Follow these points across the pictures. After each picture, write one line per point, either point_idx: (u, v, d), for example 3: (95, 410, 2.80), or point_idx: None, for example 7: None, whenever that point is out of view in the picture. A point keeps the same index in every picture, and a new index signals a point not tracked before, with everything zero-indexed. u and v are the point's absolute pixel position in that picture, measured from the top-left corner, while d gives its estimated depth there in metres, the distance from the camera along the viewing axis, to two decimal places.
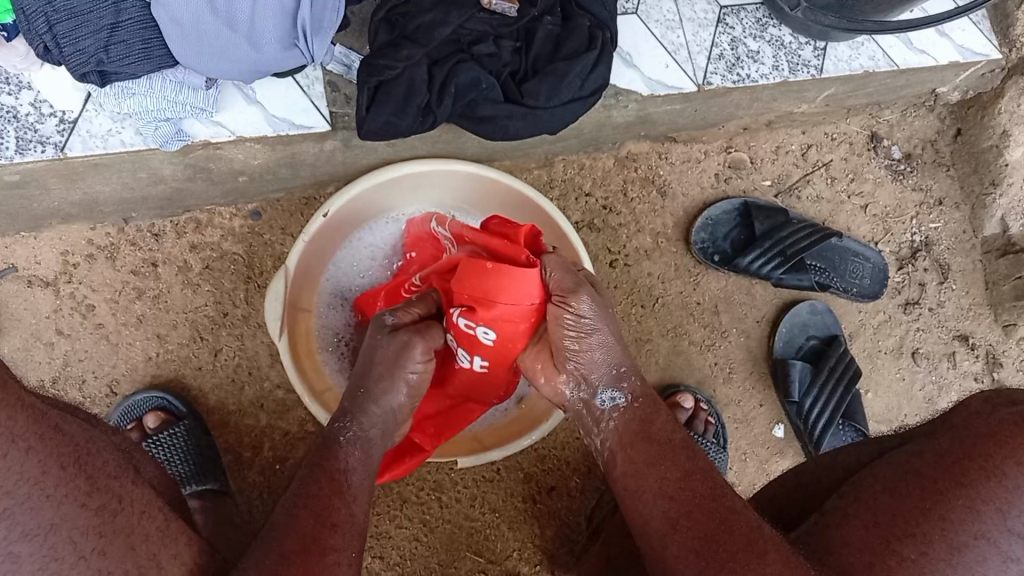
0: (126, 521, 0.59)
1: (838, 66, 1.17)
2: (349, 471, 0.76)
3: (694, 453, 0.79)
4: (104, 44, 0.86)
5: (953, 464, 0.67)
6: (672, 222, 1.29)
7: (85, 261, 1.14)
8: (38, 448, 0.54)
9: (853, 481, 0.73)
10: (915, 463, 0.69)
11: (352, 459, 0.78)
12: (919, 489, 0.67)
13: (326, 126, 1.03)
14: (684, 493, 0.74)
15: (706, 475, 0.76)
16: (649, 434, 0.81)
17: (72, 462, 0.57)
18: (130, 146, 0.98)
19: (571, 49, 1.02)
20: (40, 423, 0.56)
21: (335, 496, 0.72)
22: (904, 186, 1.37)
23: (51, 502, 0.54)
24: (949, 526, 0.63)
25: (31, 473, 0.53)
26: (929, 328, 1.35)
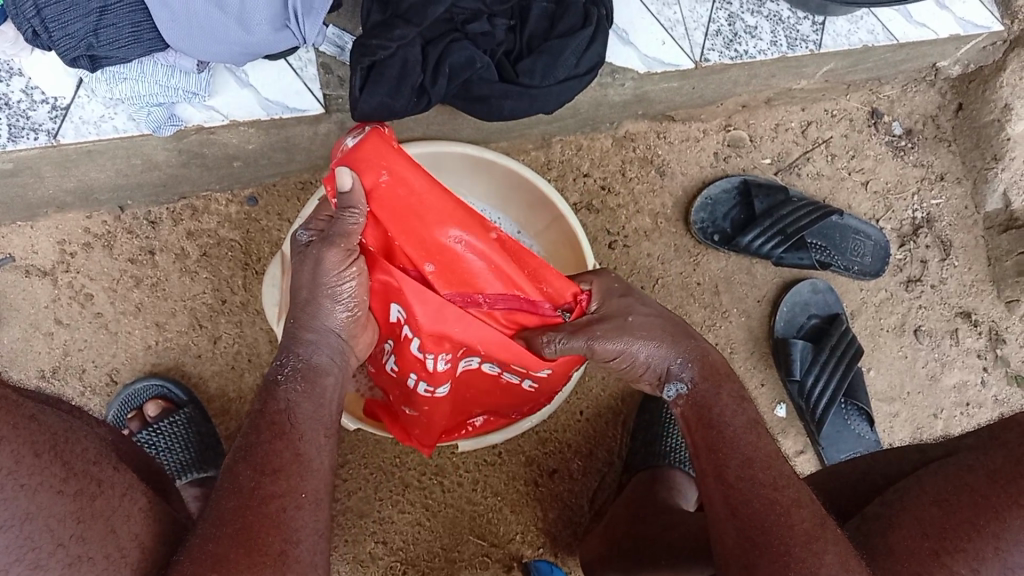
0: (105, 503, 0.59)
1: (836, 41, 1.16)
2: (312, 439, 0.73)
3: (754, 439, 0.76)
4: (94, 27, 0.85)
5: (1010, 482, 0.65)
6: (671, 201, 1.29)
7: (82, 250, 1.13)
8: (9, 438, 0.55)
9: (900, 486, 0.73)
10: (969, 477, 0.68)
11: (319, 430, 0.74)
12: (969, 503, 0.66)
13: (320, 109, 1.02)
14: (746, 478, 0.73)
15: (763, 461, 0.74)
16: (715, 420, 0.79)
17: (46, 449, 0.57)
18: (123, 132, 0.97)
19: (566, 27, 1.01)
20: (11, 415, 0.56)
21: (292, 462, 0.69)
22: (905, 162, 1.35)
23: (25, 490, 0.54)
24: (1003, 545, 0.63)
25: (3, 464, 0.53)
26: (931, 305, 1.34)
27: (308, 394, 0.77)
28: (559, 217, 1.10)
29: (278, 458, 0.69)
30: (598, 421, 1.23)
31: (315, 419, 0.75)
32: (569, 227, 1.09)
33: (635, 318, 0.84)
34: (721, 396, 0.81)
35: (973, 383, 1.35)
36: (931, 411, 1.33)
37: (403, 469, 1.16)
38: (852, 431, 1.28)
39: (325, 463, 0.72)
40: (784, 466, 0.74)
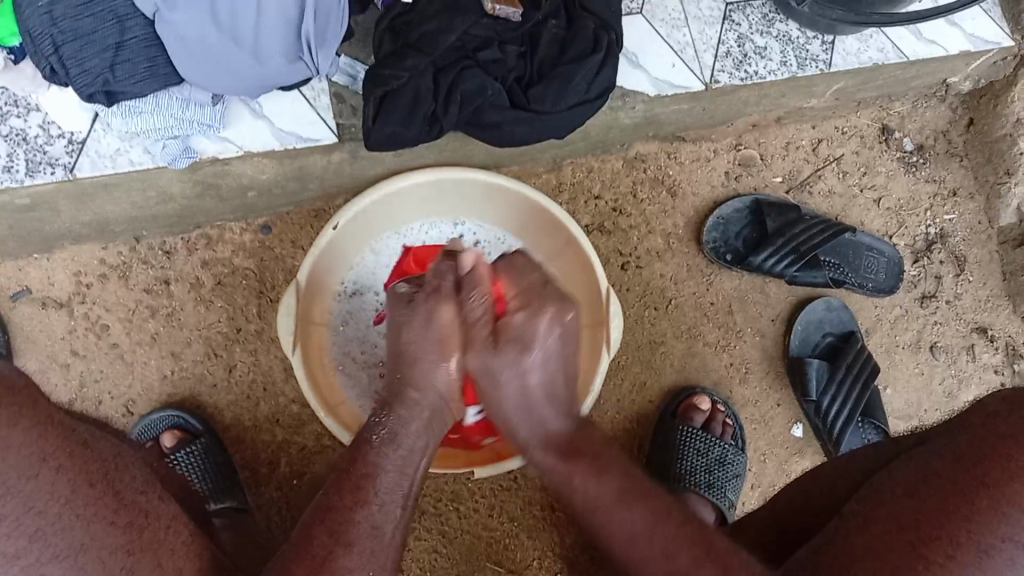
0: (153, 536, 0.61)
1: (846, 59, 1.16)
2: (384, 509, 0.75)
3: (644, 498, 0.78)
4: (109, 63, 0.85)
5: (975, 465, 0.66)
6: (683, 222, 1.30)
7: (98, 281, 1.14)
8: (66, 466, 0.57)
9: (872, 483, 0.74)
10: (935, 466, 0.69)
11: (386, 496, 0.76)
12: (939, 492, 0.66)
13: (334, 139, 1.03)
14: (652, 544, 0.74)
15: (654, 518, 0.76)
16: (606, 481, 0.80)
17: (100, 477, 0.59)
18: (139, 165, 0.98)
19: (576, 53, 1.01)
20: (67, 441, 0.58)
21: (364, 532, 0.72)
22: (916, 177, 1.35)
23: (80, 521, 0.56)
24: (975, 527, 0.62)
25: (60, 493, 0.55)
26: (947, 321, 1.33)
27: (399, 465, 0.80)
28: (574, 242, 1.09)
29: (355, 527, 0.71)
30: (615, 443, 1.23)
31: (395, 491, 0.77)
32: (583, 249, 1.07)
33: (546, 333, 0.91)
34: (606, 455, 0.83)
35: None
36: None
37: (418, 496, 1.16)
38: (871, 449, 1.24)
39: (392, 537, 0.74)
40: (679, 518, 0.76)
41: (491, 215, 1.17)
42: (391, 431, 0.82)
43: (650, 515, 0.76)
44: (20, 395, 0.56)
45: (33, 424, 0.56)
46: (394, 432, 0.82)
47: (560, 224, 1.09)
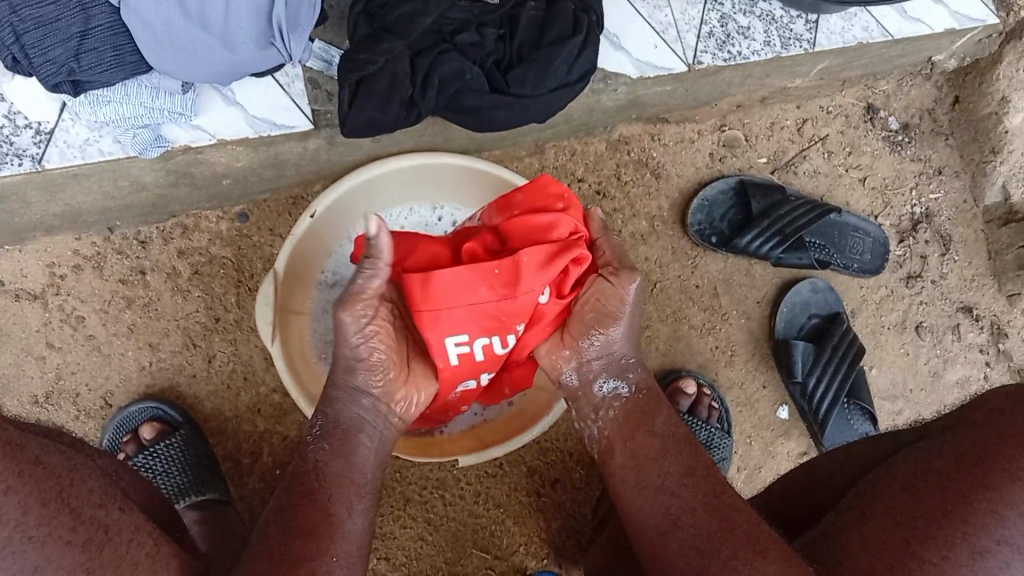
0: (115, 552, 0.58)
1: (830, 38, 1.14)
2: (338, 501, 0.77)
3: (690, 451, 0.83)
4: (74, 52, 0.83)
5: (976, 465, 0.65)
6: (667, 204, 1.29)
7: (72, 272, 1.12)
8: (16, 488, 0.54)
9: (872, 478, 0.74)
10: (936, 463, 0.68)
11: (338, 487, 0.78)
12: (939, 490, 0.66)
13: (309, 125, 1.01)
14: (684, 481, 0.79)
15: (699, 467, 0.80)
16: (658, 432, 0.86)
17: (53, 497, 0.57)
18: (109, 155, 0.95)
19: (557, 33, 0.99)
20: (16, 462, 0.56)
21: (318, 524, 0.74)
22: (902, 156, 1.34)
23: (34, 543, 0.54)
24: (972, 530, 0.62)
25: (11, 516, 0.53)
26: (932, 300, 1.32)
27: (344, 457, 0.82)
28: None
29: (311, 521, 0.73)
30: None
31: (344, 480, 0.79)
32: None
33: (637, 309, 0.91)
34: (658, 407, 0.89)
35: (976, 379, 1.32)
36: (935, 408, 1.30)
37: (403, 485, 1.15)
38: (856, 433, 1.23)
39: (353, 527, 0.76)
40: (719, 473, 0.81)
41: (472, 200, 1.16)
42: (335, 421, 0.84)
43: (701, 463, 0.81)
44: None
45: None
46: (337, 424, 0.84)
47: None
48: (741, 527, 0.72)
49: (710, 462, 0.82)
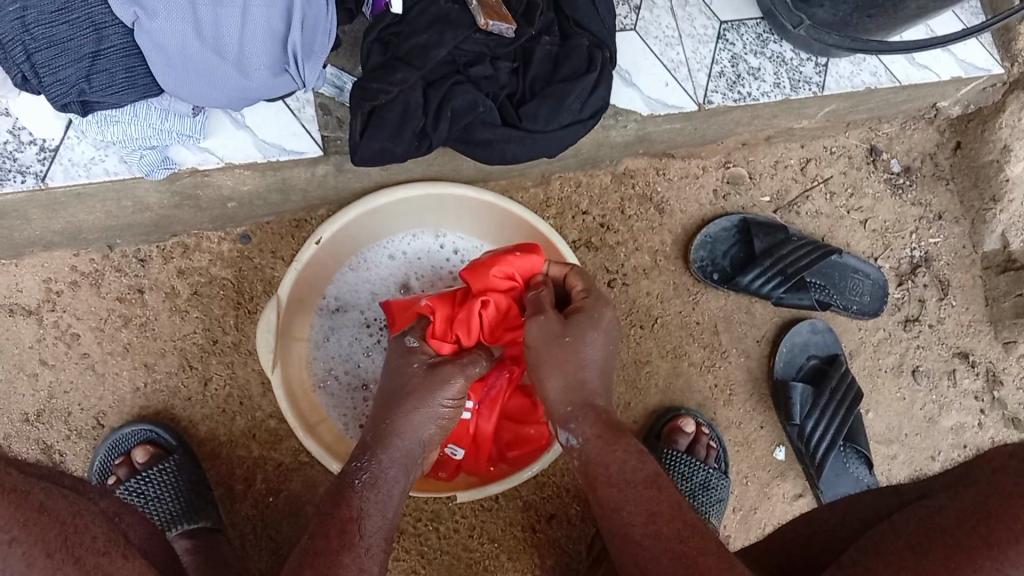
0: None
1: (839, 82, 1.14)
2: (367, 550, 0.76)
3: (654, 496, 0.78)
4: (85, 73, 0.82)
5: (977, 523, 0.65)
6: (670, 239, 1.29)
7: (69, 288, 1.10)
8: (21, 538, 0.53)
9: (875, 532, 0.73)
10: (939, 519, 0.68)
11: (367, 536, 0.77)
12: (942, 548, 0.66)
13: (318, 151, 0.99)
14: (651, 528, 0.75)
15: (662, 511, 0.76)
16: (616, 479, 0.80)
17: (57, 546, 0.55)
18: (115, 175, 0.94)
19: (570, 70, 1.00)
20: (23, 509, 0.55)
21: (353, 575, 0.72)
22: (903, 200, 1.35)
23: None
24: None
25: (16, 567, 0.52)
26: (929, 345, 1.33)
27: (379, 509, 0.82)
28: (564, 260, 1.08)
29: (343, 570, 0.71)
30: None
31: (378, 532, 0.79)
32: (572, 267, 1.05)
33: (567, 342, 0.88)
34: (615, 454, 0.82)
35: (970, 426, 1.33)
36: (928, 453, 1.31)
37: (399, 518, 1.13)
38: (852, 477, 1.25)
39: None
40: (691, 516, 0.77)
41: (477, 230, 1.15)
42: (373, 475, 0.84)
43: (669, 505, 0.78)
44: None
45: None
46: (372, 477, 0.84)
47: (549, 242, 1.07)
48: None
49: (678, 503, 0.78)
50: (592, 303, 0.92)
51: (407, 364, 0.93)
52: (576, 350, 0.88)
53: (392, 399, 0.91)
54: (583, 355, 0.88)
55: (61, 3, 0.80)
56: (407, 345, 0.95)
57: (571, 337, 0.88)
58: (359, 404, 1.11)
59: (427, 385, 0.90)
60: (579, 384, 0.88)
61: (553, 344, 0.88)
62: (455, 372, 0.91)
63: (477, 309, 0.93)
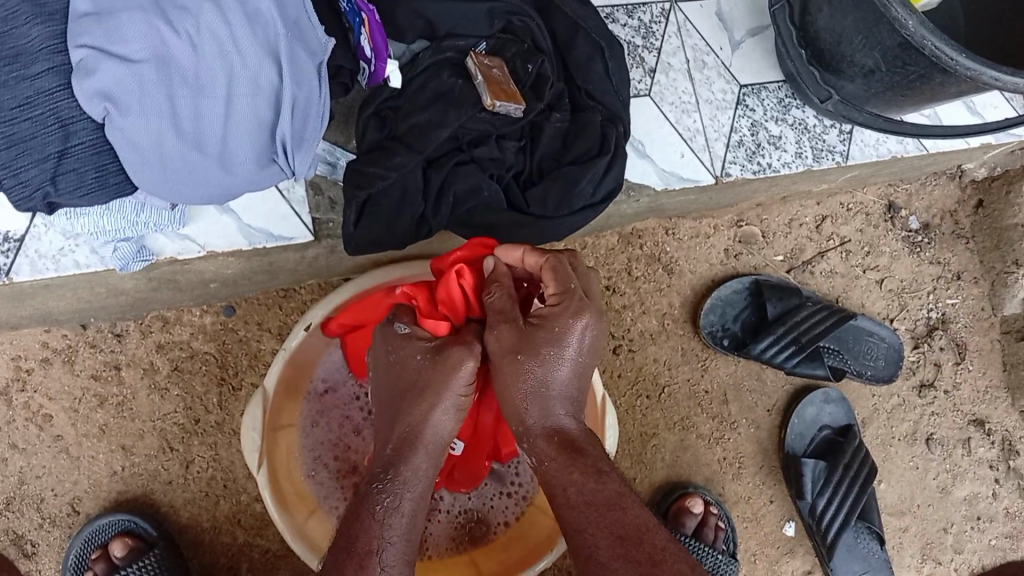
0: None
1: (863, 151, 1.08)
2: None
3: (617, 518, 0.68)
4: (50, 174, 0.74)
5: None
6: (679, 301, 1.22)
7: (40, 366, 1.03)
8: None
9: None
10: None
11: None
12: None
13: (309, 235, 0.92)
14: (617, 551, 0.66)
15: (631, 538, 0.67)
16: (577, 499, 0.69)
17: None
18: (86, 267, 0.86)
19: (580, 150, 0.92)
20: None
21: None
22: (921, 258, 1.29)
23: None
24: None
25: None
26: (943, 412, 1.28)
27: (403, 545, 0.71)
28: None
29: None
30: None
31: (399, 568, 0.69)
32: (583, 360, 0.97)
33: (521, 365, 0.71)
34: (574, 474, 0.70)
35: (984, 496, 1.28)
36: (941, 526, 1.26)
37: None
38: (862, 553, 1.21)
39: None
40: (659, 535, 0.68)
41: None
42: (395, 497, 0.72)
43: (636, 524, 0.68)
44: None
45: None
46: (397, 501, 0.72)
47: None
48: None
49: (643, 521, 0.68)
50: (560, 309, 0.72)
51: (410, 354, 0.76)
52: (532, 372, 0.71)
53: (405, 395, 0.75)
54: (545, 376, 0.72)
55: (22, 99, 0.72)
56: (399, 331, 0.79)
57: (525, 355, 0.71)
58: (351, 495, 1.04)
59: (444, 376, 0.74)
60: (534, 403, 0.72)
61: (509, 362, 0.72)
62: (466, 352, 0.75)
63: (453, 283, 0.79)
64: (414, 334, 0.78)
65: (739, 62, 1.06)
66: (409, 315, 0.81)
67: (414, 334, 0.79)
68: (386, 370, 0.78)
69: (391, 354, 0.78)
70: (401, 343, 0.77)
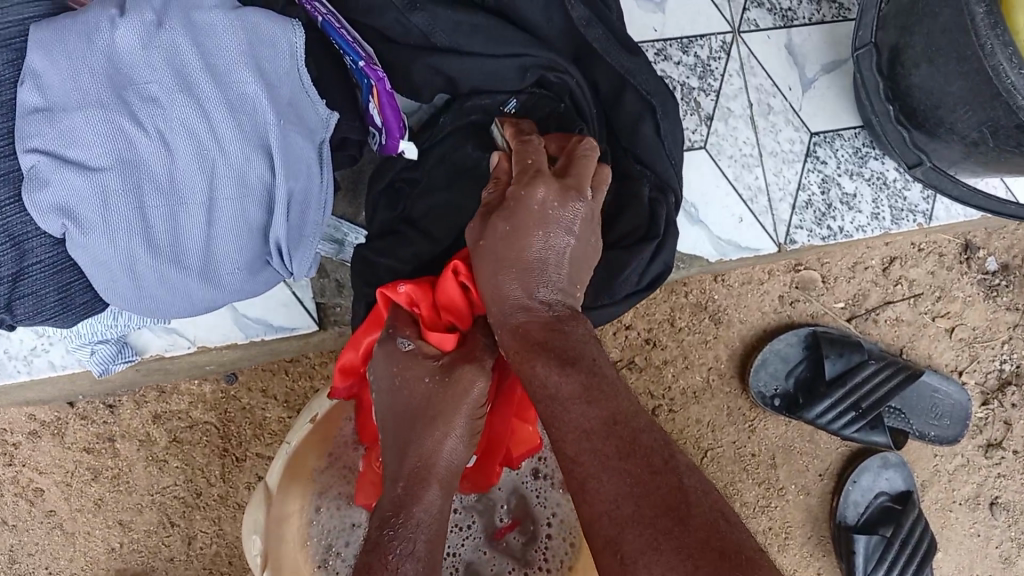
0: None
1: (949, 211, 0.94)
2: None
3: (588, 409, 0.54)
4: (4, 302, 0.62)
5: None
6: (726, 354, 1.11)
7: (28, 439, 0.95)
8: None
9: None
10: None
11: None
12: None
13: (313, 324, 0.81)
14: (585, 447, 0.52)
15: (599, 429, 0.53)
16: (544, 393, 0.56)
17: None
18: (62, 368, 0.77)
19: (625, 229, 0.79)
20: None
21: None
22: (997, 304, 1.16)
23: None
24: None
25: None
26: (1011, 473, 1.17)
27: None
28: None
29: None
30: None
31: None
32: None
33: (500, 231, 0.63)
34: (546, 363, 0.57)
35: None
36: None
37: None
38: None
39: None
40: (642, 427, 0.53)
41: None
42: (410, 543, 0.61)
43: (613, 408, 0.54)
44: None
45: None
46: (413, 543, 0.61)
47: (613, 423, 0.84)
48: (685, 536, 0.46)
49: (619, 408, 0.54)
50: (533, 181, 0.63)
51: (414, 378, 0.69)
52: (505, 250, 0.62)
53: (412, 425, 0.68)
54: (520, 250, 0.62)
55: None
56: (402, 348, 0.71)
57: (488, 242, 0.63)
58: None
59: (452, 400, 0.68)
60: (502, 292, 0.63)
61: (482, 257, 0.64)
62: (477, 372, 0.69)
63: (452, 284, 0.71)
64: (420, 351, 0.71)
65: (811, 106, 0.91)
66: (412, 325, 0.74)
67: (420, 351, 0.71)
68: (387, 393, 0.71)
69: (391, 373, 0.70)
70: (406, 360, 0.70)
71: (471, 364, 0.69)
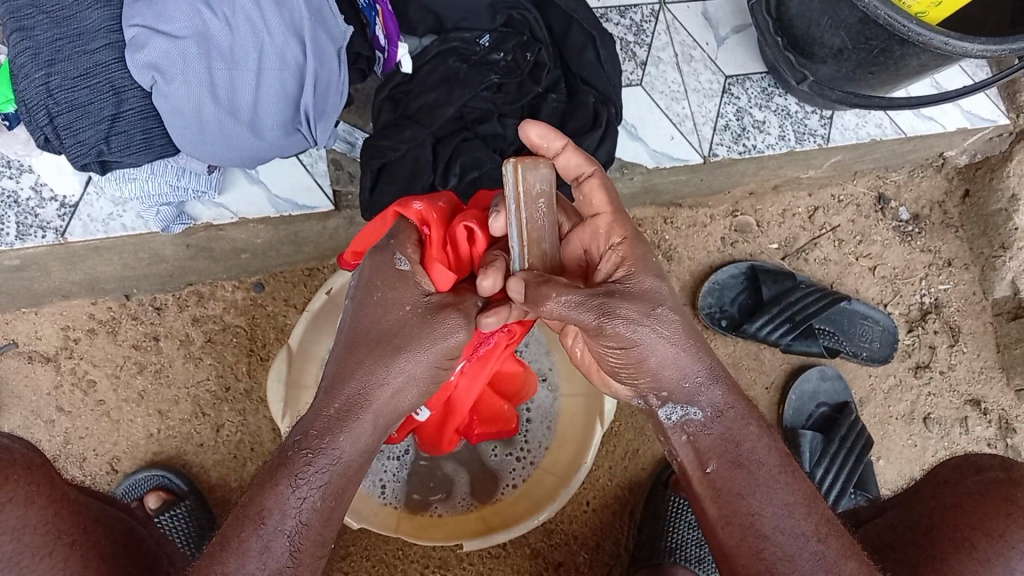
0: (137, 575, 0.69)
1: (844, 134, 1.18)
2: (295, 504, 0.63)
3: (790, 484, 0.68)
4: (105, 135, 0.86)
5: (933, 533, 0.78)
6: (678, 286, 1.28)
7: (86, 336, 1.12)
8: (80, 541, 0.65)
9: (885, 532, 0.83)
10: (905, 523, 0.82)
11: (294, 490, 0.63)
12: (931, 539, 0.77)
13: (330, 206, 1.05)
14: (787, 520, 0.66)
15: (805, 504, 0.67)
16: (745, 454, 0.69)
17: (109, 550, 0.67)
18: (132, 229, 1.00)
19: (576, 126, 1.02)
20: (80, 518, 0.67)
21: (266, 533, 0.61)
22: (912, 247, 1.35)
23: (72, 547, 0.64)
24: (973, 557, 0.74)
25: (36, 547, 0.62)
26: (940, 392, 1.33)
27: (325, 515, 0.65)
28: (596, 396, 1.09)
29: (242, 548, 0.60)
30: (605, 512, 1.21)
31: (341, 487, 0.67)
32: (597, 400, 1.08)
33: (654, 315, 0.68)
34: (750, 430, 0.71)
35: None
36: None
37: (371, 543, 1.14)
38: None
39: (307, 531, 0.63)
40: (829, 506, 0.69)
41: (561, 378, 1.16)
42: (327, 450, 0.66)
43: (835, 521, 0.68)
44: (38, 474, 0.65)
45: (48, 503, 0.64)
46: (326, 474, 0.65)
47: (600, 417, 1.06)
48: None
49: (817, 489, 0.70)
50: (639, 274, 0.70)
51: (396, 301, 0.73)
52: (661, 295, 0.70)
53: (369, 348, 0.70)
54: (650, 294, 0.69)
55: (82, 69, 0.83)
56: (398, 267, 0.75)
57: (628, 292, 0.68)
58: (387, 487, 1.11)
59: (422, 337, 0.72)
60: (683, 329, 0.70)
61: (611, 295, 0.67)
62: (459, 326, 0.73)
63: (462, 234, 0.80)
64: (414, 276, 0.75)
65: (725, 55, 1.15)
66: (415, 246, 0.78)
67: (416, 274, 0.76)
68: (361, 303, 0.73)
69: (377, 287, 0.73)
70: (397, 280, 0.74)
71: (455, 313, 0.74)
